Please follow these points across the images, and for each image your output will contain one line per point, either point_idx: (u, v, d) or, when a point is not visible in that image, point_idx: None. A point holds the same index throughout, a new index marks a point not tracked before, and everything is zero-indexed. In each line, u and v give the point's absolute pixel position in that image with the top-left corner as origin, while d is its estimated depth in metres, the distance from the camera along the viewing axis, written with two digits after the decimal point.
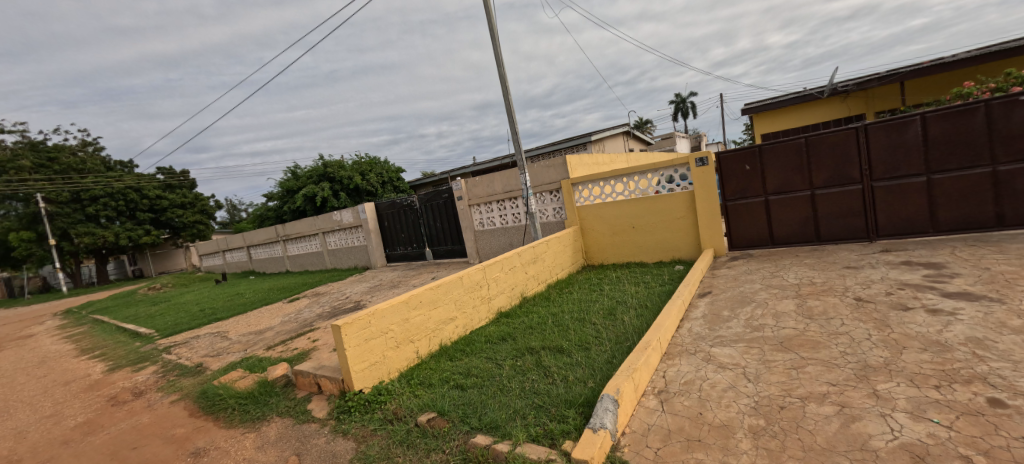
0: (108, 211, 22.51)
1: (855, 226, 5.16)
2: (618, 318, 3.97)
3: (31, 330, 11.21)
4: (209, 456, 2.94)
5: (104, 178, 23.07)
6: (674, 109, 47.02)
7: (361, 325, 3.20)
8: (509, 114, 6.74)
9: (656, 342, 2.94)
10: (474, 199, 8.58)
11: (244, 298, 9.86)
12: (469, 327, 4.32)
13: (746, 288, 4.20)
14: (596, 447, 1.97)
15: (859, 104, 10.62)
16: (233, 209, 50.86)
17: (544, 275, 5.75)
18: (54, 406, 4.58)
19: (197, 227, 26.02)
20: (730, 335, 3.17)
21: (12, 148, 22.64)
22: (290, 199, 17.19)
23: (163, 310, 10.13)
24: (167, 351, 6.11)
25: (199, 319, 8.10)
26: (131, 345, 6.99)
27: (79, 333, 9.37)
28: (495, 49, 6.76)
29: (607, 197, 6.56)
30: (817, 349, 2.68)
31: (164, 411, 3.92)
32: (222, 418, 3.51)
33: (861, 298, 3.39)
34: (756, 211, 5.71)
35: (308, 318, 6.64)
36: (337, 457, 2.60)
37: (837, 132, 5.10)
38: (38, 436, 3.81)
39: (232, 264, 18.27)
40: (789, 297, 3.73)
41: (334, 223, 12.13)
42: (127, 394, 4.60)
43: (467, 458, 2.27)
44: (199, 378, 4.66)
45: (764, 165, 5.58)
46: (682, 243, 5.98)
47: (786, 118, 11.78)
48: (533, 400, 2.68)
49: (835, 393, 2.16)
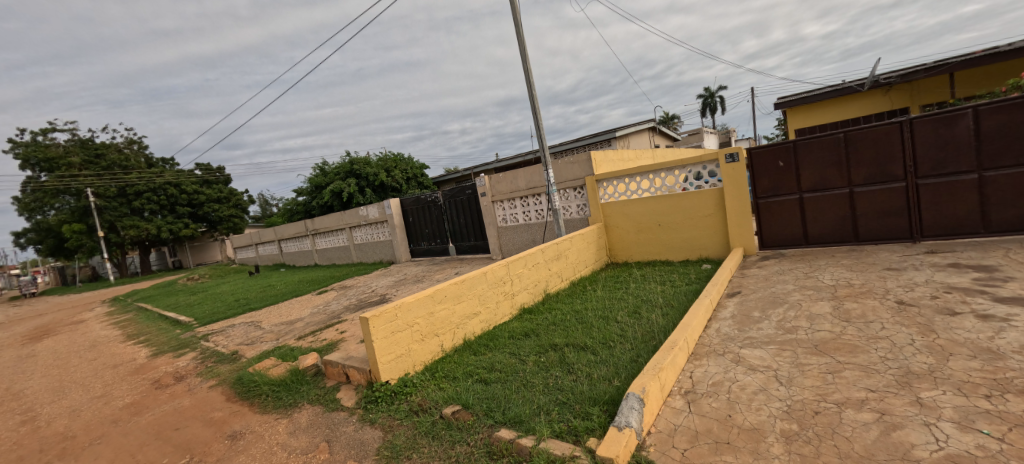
0: (151, 205, 24.02)
1: (897, 226, 4.91)
2: (642, 317, 3.92)
3: (82, 316, 11.95)
4: (244, 440, 3.07)
5: (147, 173, 24.37)
6: (703, 104, 46.12)
7: (388, 318, 3.27)
8: (533, 111, 6.76)
9: (683, 342, 2.89)
10: (497, 195, 8.60)
11: (276, 289, 10.22)
12: (492, 323, 4.35)
13: (779, 288, 4.06)
14: (621, 445, 1.95)
15: (904, 97, 10.09)
16: (265, 205, 52.64)
17: (567, 272, 5.73)
18: (104, 388, 4.89)
19: (232, 220, 26.99)
20: (761, 337, 3.08)
21: (65, 146, 24.14)
22: (318, 195, 17.69)
23: (201, 300, 10.63)
24: (205, 338, 6.44)
25: (234, 309, 8.49)
26: (172, 332, 7.38)
27: (124, 319, 9.96)
28: (522, 45, 6.76)
29: (632, 194, 6.45)
30: (855, 354, 2.57)
31: (203, 395, 4.12)
32: (257, 403, 3.67)
33: (903, 301, 3.23)
34: (790, 209, 5.51)
35: (336, 310, 6.84)
36: (365, 445, 2.68)
37: (878, 127, 4.85)
38: (91, 415, 4.09)
39: (264, 256, 18.98)
40: (825, 299, 3.58)
41: (361, 218, 12.41)
42: (170, 378, 4.87)
43: (491, 450, 2.30)
44: (234, 365, 4.87)
45: (799, 162, 5.37)
46: (711, 242, 5.82)
47: (822, 112, 11.29)
48: (557, 396, 2.69)
49: (875, 399, 2.08)
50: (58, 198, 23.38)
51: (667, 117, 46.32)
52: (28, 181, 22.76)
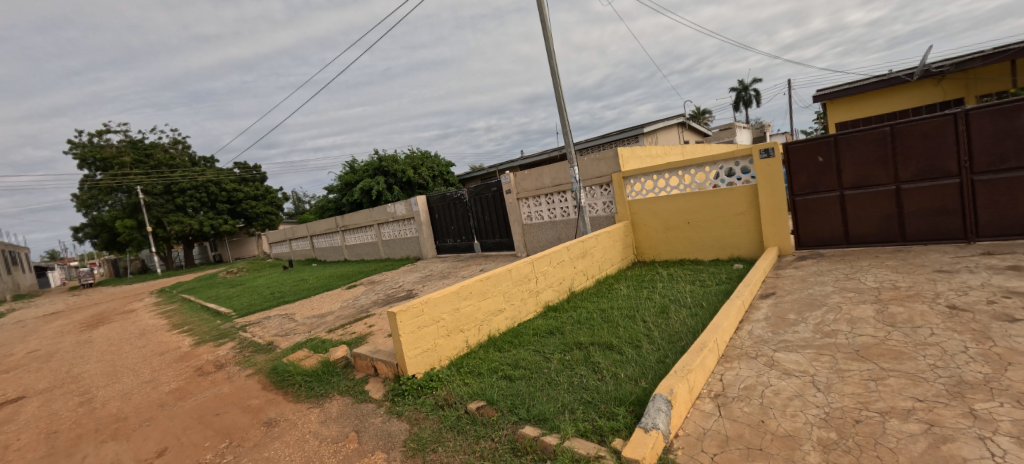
0: (193, 202, 25.36)
1: (949, 225, 4.61)
2: (670, 317, 3.83)
3: (133, 306, 12.76)
4: (278, 428, 3.20)
5: (190, 172, 25.73)
6: (735, 98, 44.61)
7: (415, 313, 3.33)
8: (559, 107, 6.71)
9: (713, 343, 2.81)
10: (523, 193, 8.60)
11: (308, 284, 10.58)
12: (517, 320, 4.36)
13: (816, 290, 3.88)
14: (647, 447, 1.92)
15: (959, 87, 9.48)
16: (298, 201, 54.59)
17: (593, 270, 5.66)
18: (153, 373, 5.21)
19: (268, 217, 28.16)
20: (797, 340, 2.95)
21: (118, 146, 25.76)
22: (348, 192, 18.19)
23: (239, 292, 11.15)
24: (243, 329, 6.75)
25: (270, 301, 8.86)
26: (213, 323, 7.78)
27: (170, 309, 10.57)
28: (548, 41, 6.71)
29: (660, 191, 6.32)
30: (900, 361, 2.43)
31: (241, 383, 4.32)
32: (291, 392, 3.82)
33: (956, 306, 3.02)
34: (829, 207, 5.25)
35: (365, 305, 7.03)
36: (392, 437, 2.74)
37: (929, 119, 4.55)
38: (141, 398, 4.36)
39: (297, 252, 19.68)
40: (867, 302, 3.40)
41: (388, 215, 12.69)
42: (211, 366, 5.13)
43: (515, 447, 2.30)
44: (270, 355, 5.09)
45: (840, 157, 5.11)
46: (743, 241, 5.62)
47: (868, 103, 10.61)
48: (581, 395, 2.67)
49: (923, 409, 1.95)
50: (111, 196, 24.99)
51: (697, 113, 45.14)
52: (86, 179, 24.47)
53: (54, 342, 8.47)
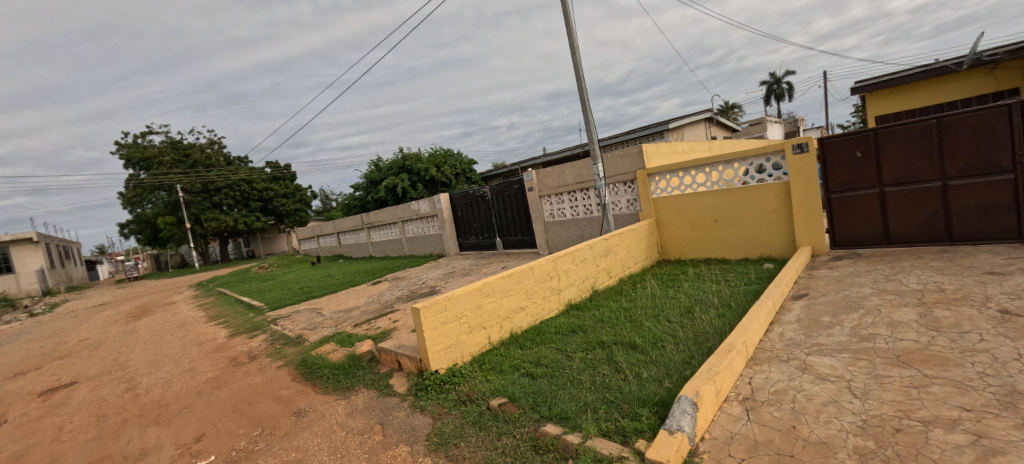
0: (228, 200, 26.49)
1: (1002, 224, 4.31)
2: (696, 318, 3.74)
3: (173, 298, 13.45)
4: (308, 418, 3.31)
5: (225, 172, 26.99)
6: (767, 92, 43.08)
7: (438, 309, 3.37)
8: (582, 103, 6.64)
9: (742, 346, 2.73)
10: (545, 190, 8.56)
11: (335, 279, 10.88)
12: (539, 317, 4.35)
13: (853, 292, 3.71)
14: (672, 450, 1.88)
15: (1013, 77, 8.79)
16: (326, 199, 56.13)
17: (616, 268, 5.59)
18: (191, 363, 5.48)
19: (297, 214, 29.11)
20: (832, 344, 2.83)
21: (159, 146, 27.06)
22: (373, 190, 18.57)
23: (271, 287, 11.58)
24: (274, 322, 7.00)
25: (299, 296, 9.17)
26: (246, 315, 8.11)
27: (207, 302, 11.08)
28: (571, 37, 6.64)
29: (687, 188, 6.17)
30: (945, 367, 2.29)
31: (273, 374, 4.49)
32: (319, 384, 3.94)
33: (1008, 311, 2.82)
34: (868, 204, 5.01)
35: (389, 300, 7.18)
36: (416, 430, 2.79)
37: (980, 110, 4.27)
38: (181, 386, 4.59)
39: (325, 248, 20.24)
40: (909, 305, 3.22)
41: (412, 213, 12.88)
42: (245, 356, 5.35)
43: (537, 445, 2.30)
44: (299, 348, 5.26)
45: (881, 152, 4.86)
46: (774, 240, 5.43)
47: (913, 94, 10.02)
48: (604, 395, 2.64)
49: (970, 419, 1.84)
50: (154, 194, 26.29)
51: (726, 107, 43.88)
52: (131, 178, 25.93)
53: (103, 331, 9.01)
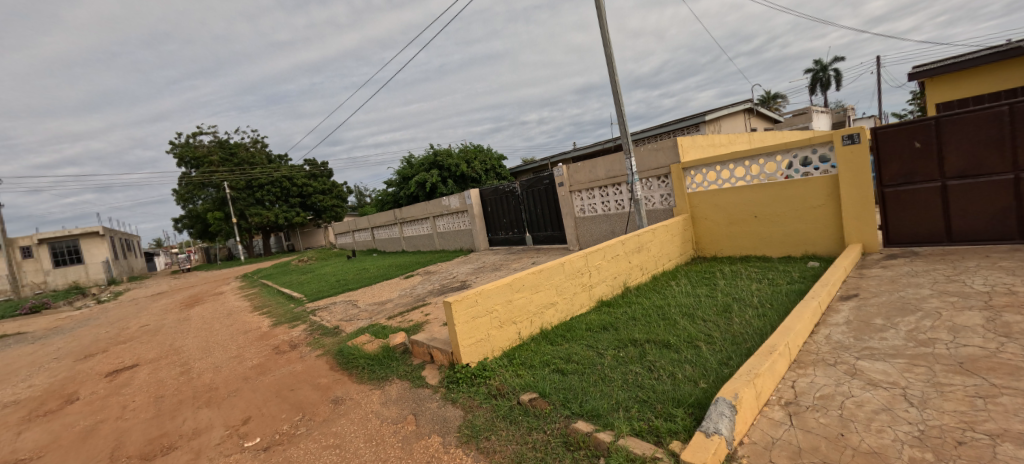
0: (270, 196, 27.81)
1: None
2: (734, 317, 3.60)
3: (222, 289, 14.27)
4: (345, 405, 3.44)
5: (268, 169, 28.33)
6: (812, 80, 40.82)
7: (470, 303, 3.42)
8: (614, 96, 6.50)
9: (784, 347, 2.61)
10: (576, 185, 8.46)
11: (369, 272, 11.22)
12: (569, 313, 4.32)
13: (909, 293, 3.46)
14: (709, 452, 1.82)
15: None
16: (361, 195, 57.94)
17: (649, 265, 5.47)
18: (238, 350, 5.81)
19: (334, 209, 30.22)
20: (885, 348, 2.65)
21: (207, 146, 28.59)
22: (405, 186, 18.98)
23: (309, 279, 12.08)
24: (313, 313, 7.31)
25: (336, 288, 9.52)
26: (287, 306, 8.51)
27: (252, 293, 11.70)
28: (603, 28, 6.50)
29: (724, 182, 5.94)
30: (1017, 377, 2.10)
31: (312, 363, 4.69)
32: (355, 373, 4.08)
33: None
34: (926, 199, 4.67)
35: (421, 294, 7.34)
36: (448, 422, 2.85)
37: None
38: (229, 372, 4.88)
39: (359, 242, 20.90)
40: (974, 309, 2.97)
41: (443, 208, 13.08)
42: (286, 345, 5.62)
43: (568, 441, 2.29)
44: (336, 338, 5.46)
45: (942, 142, 4.50)
46: (820, 237, 5.15)
47: (980, 80, 9.19)
48: (636, 393, 2.59)
49: None
50: (204, 190, 27.66)
51: (767, 97, 41.84)
52: (184, 176, 27.63)
53: (160, 318, 9.69)
